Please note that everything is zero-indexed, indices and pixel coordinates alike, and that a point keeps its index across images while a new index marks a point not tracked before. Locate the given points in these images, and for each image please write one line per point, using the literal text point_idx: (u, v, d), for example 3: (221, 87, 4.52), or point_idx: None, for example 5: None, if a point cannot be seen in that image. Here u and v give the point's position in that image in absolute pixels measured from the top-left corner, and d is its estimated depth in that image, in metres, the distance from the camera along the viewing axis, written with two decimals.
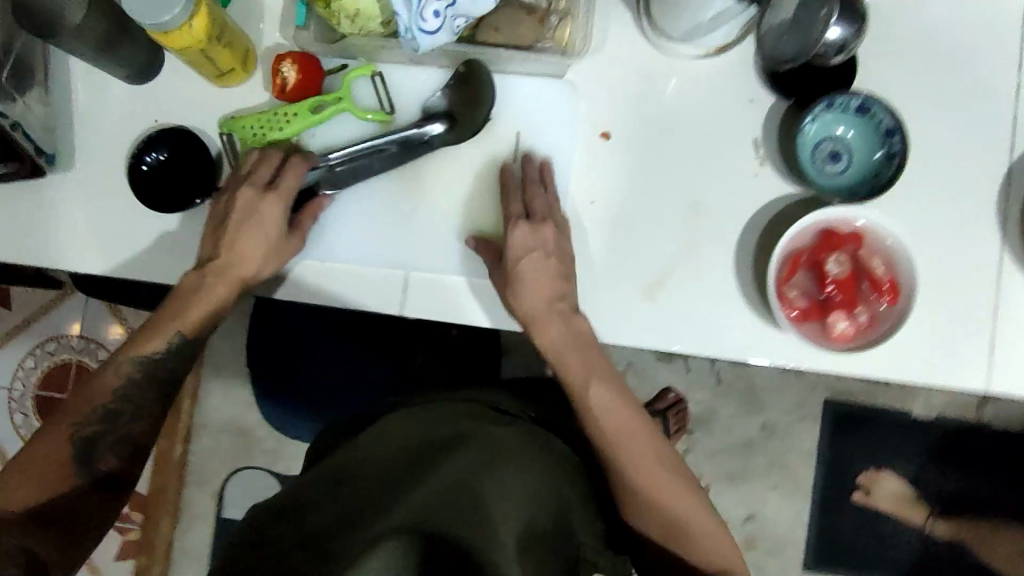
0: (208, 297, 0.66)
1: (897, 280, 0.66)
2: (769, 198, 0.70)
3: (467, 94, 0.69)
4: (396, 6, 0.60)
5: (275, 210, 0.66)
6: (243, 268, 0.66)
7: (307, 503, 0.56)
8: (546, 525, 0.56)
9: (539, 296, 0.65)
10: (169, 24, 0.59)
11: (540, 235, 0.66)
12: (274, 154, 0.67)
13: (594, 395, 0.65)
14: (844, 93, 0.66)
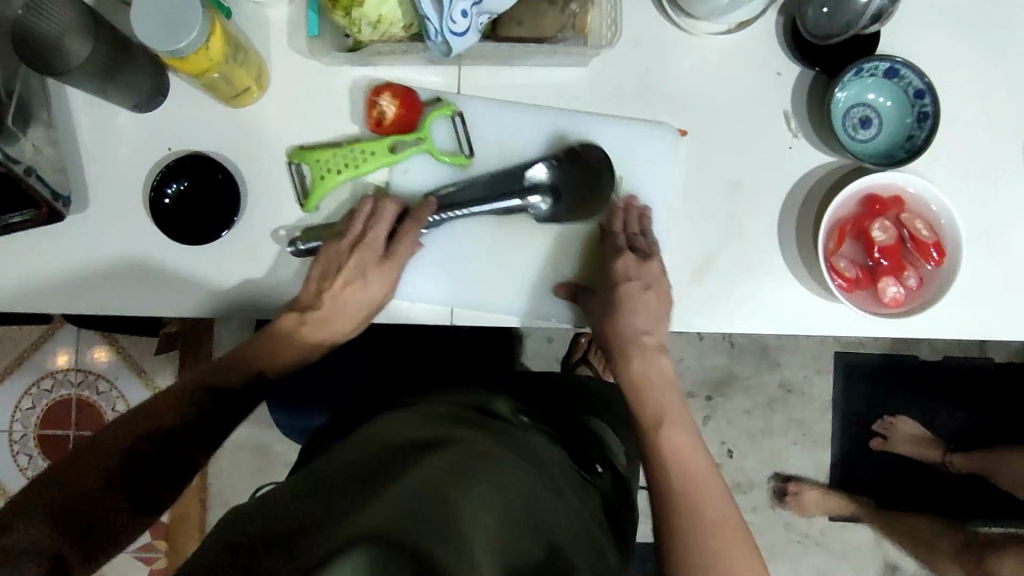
0: (306, 339, 0.69)
1: (942, 241, 0.66)
2: (805, 169, 0.70)
3: (576, 171, 0.68)
4: (425, 10, 0.57)
5: (385, 274, 0.67)
6: (342, 324, 0.69)
7: (274, 510, 0.50)
8: (525, 550, 0.48)
9: (633, 322, 0.67)
10: (185, 49, 0.56)
11: (644, 269, 0.67)
12: (384, 203, 0.67)
13: (665, 437, 0.65)
14: (873, 59, 0.66)
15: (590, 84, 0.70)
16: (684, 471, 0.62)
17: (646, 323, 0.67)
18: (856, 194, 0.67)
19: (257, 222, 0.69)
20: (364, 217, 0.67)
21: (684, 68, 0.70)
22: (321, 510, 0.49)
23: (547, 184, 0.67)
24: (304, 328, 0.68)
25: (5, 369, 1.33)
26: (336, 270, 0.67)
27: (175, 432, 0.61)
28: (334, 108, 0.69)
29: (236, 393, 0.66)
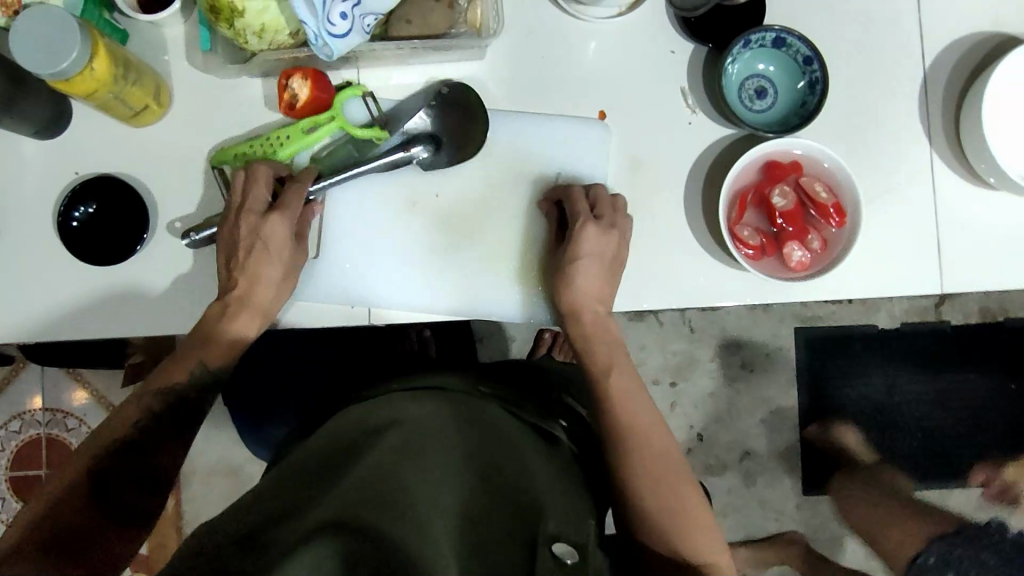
0: (232, 324, 0.65)
1: (841, 202, 0.68)
2: (707, 143, 0.71)
3: (452, 116, 0.69)
4: (301, 14, 0.58)
5: (281, 225, 0.64)
6: (263, 296, 0.65)
7: (235, 508, 0.48)
8: (490, 508, 0.48)
9: (593, 290, 0.66)
10: (69, 70, 0.56)
11: (605, 239, 0.66)
12: (257, 167, 0.65)
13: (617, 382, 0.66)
14: (758, 30, 0.67)
15: (489, 76, 0.71)
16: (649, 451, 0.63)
17: (595, 292, 0.66)
18: (755, 162, 0.68)
19: (170, 239, 0.70)
20: (243, 187, 0.65)
21: (580, 54, 0.71)
22: (282, 506, 0.47)
23: (428, 133, 0.68)
24: (225, 313, 0.65)
25: None
26: (233, 240, 0.64)
27: (131, 445, 0.61)
28: (237, 119, 0.70)
29: (183, 396, 0.64)
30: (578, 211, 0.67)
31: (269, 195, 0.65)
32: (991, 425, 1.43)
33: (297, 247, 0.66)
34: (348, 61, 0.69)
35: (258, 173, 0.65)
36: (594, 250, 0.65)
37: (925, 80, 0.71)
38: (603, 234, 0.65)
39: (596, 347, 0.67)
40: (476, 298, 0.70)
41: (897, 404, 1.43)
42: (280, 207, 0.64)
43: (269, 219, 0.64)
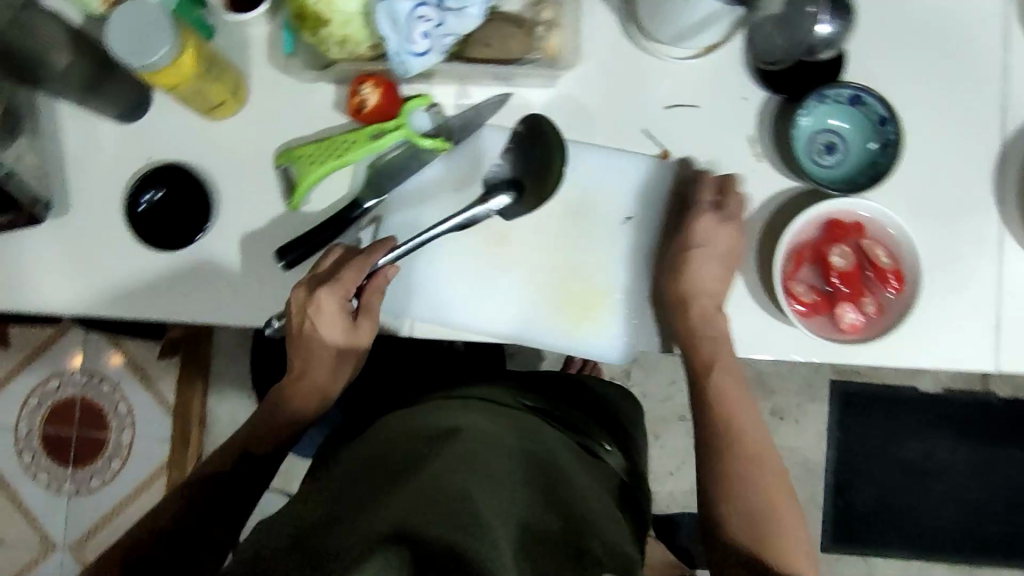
0: (287, 404, 0.71)
1: (901, 267, 0.66)
2: (768, 193, 0.70)
3: (529, 158, 0.68)
4: (385, 33, 0.59)
5: (331, 304, 0.65)
6: (321, 364, 0.70)
7: (305, 510, 0.53)
8: (541, 525, 0.53)
9: (704, 281, 0.67)
10: (157, 64, 0.59)
11: (720, 231, 0.67)
12: (331, 250, 0.68)
13: (716, 381, 0.68)
14: (834, 86, 0.67)
15: (558, 104, 0.71)
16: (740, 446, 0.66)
17: (707, 285, 0.67)
18: (816, 219, 0.67)
19: (230, 231, 0.71)
20: (313, 266, 0.68)
21: (651, 90, 0.71)
22: (353, 507, 0.50)
23: (507, 180, 0.67)
24: (286, 390, 0.71)
25: (14, 367, 1.37)
26: (291, 314, 0.68)
27: (168, 529, 0.64)
28: (307, 121, 0.71)
29: (225, 477, 0.69)
30: (701, 192, 0.68)
31: (330, 270, 0.67)
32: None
33: (354, 327, 0.68)
34: (420, 77, 0.70)
35: (331, 253, 0.68)
36: (706, 239, 0.67)
37: (1003, 152, 0.69)
38: (721, 224, 0.67)
39: (699, 333, 0.67)
40: (525, 321, 0.71)
41: (927, 471, 1.39)
42: (331, 292, 0.65)
43: (320, 298, 0.65)
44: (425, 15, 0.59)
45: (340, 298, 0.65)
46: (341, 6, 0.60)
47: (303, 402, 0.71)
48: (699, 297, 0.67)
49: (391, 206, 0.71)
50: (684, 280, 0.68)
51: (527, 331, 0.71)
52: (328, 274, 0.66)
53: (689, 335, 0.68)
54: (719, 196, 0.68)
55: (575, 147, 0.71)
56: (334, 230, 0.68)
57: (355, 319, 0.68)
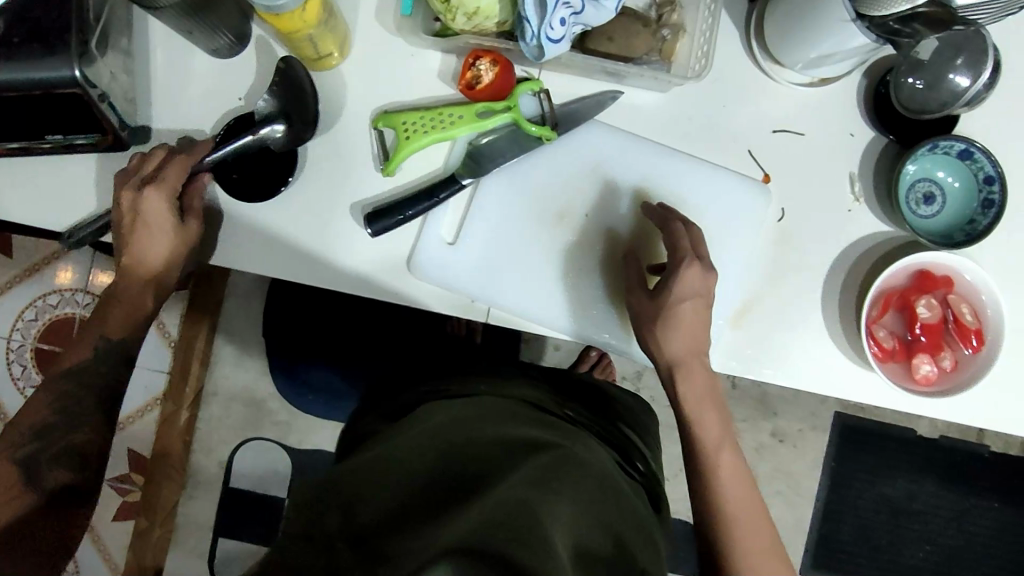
0: (127, 295, 0.68)
1: (983, 328, 0.67)
2: (861, 233, 0.70)
3: (290, 93, 0.65)
4: (527, 13, 0.57)
5: (160, 206, 0.64)
6: (155, 266, 0.67)
7: (353, 496, 0.52)
8: (601, 548, 0.51)
9: (685, 341, 0.64)
10: (281, 7, 0.55)
11: (707, 282, 0.64)
12: (155, 151, 0.65)
13: (725, 457, 0.64)
14: (949, 138, 0.66)
15: (665, 111, 0.69)
16: (740, 499, 0.63)
17: (697, 344, 0.64)
18: (909, 267, 0.67)
19: (312, 187, 0.68)
20: (136, 164, 0.65)
21: (761, 112, 0.70)
22: (407, 508, 0.50)
23: (275, 112, 0.65)
24: (105, 307, 0.68)
25: (10, 278, 1.21)
26: (119, 215, 0.65)
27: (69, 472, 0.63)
28: (408, 86, 0.68)
29: (81, 371, 0.67)
30: (681, 246, 0.64)
31: (154, 169, 0.64)
32: (999, 556, 1.43)
33: (183, 230, 0.65)
34: (533, 62, 0.67)
35: (155, 152, 0.65)
36: (696, 293, 0.63)
37: None
38: (705, 275, 0.63)
39: (697, 398, 0.65)
40: (598, 326, 0.70)
41: (913, 511, 1.43)
42: (155, 193, 0.63)
43: (143, 200, 0.63)
44: (568, 2, 0.57)
45: (171, 197, 0.64)
46: None
47: (124, 318, 0.68)
48: (687, 365, 0.65)
49: (483, 188, 0.69)
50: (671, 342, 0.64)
51: (605, 334, 0.70)
52: (153, 173, 0.64)
53: (688, 402, 0.65)
54: (697, 248, 0.64)
55: (678, 157, 0.69)
56: (421, 206, 0.66)
57: (184, 222, 0.66)
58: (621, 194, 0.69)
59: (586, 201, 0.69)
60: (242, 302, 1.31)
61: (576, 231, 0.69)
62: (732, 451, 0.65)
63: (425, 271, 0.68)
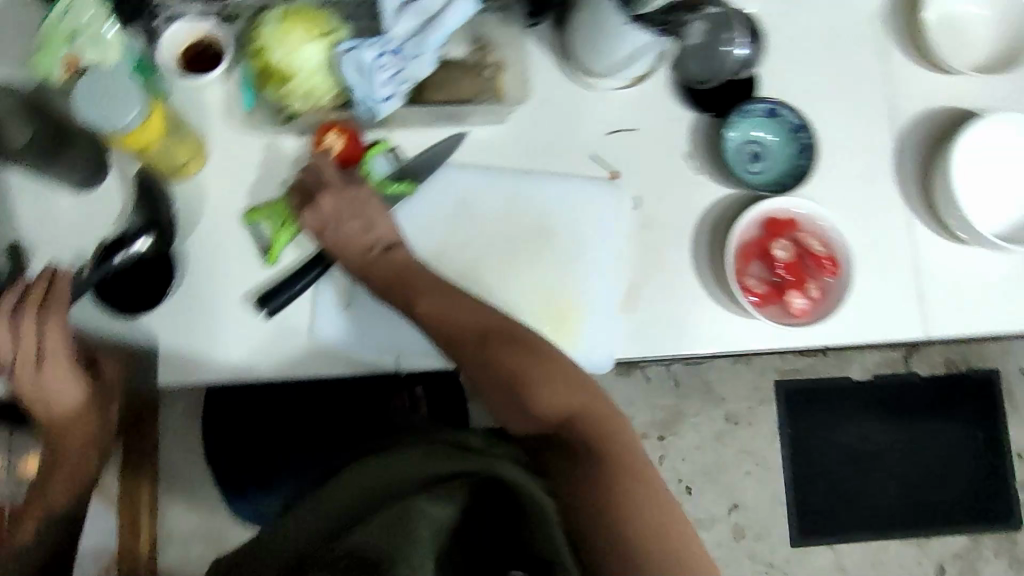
0: (63, 460, 0.73)
1: (834, 254, 0.74)
2: (711, 200, 0.77)
3: (152, 206, 0.70)
4: (352, 81, 0.65)
5: (60, 372, 0.66)
6: (81, 423, 0.71)
7: (276, 539, 0.61)
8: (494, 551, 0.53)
9: (357, 246, 0.69)
10: (127, 127, 0.60)
11: (317, 208, 0.68)
12: (21, 313, 0.63)
13: (423, 305, 0.66)
14: (753, 101, 0.76)
15: (509, 138, 0.76)
16: (460, 327, 0.65)
17: (359, 239, 0.68)
18: (756, 219, 0.74)
19: (199, 288, 0.70)
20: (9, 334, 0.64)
21: (592, 120, 0.77)
22: (313, 542, 0.57)
23: (141, 226, 0.69)
24: (45, 480, 0.73)
25: None
26: (17, 383, 0.66)
27: None
28: (271, 174, 0.73)
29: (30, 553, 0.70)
30: (297, 179, 0.70)
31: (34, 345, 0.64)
32: (960, 471, 1.50)
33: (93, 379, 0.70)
34: (379, 124, 0.73)
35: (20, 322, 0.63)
36: (332, 209, 0.68)
37: (898, 146, 0.80)
38: (339, 186, 0.68)
39: (392, 282, 0.68)
40: None
41: (871, 453, 1.49)
42: (54, 366, 0.66)
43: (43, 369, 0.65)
44: (387, 64, 0.65)
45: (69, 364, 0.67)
46: (305, 59, 0.64)
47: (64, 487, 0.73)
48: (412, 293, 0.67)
49: None
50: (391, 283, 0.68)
51: None
52: (37, 352, 0.65)
53: (384, 296, 0.68)
54: (318, 164, 0.69)
55: (535, 176, 0.76)
56: (308, 277, 0.70)
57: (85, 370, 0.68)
58: (491, 219, 0.75)
59: (462, 236, 0.74)
60: (177, 438, 1.28)
61: (458, 262, 0.74)
62: (429, 295, 0.66)
63: (330, 337, 0.71)
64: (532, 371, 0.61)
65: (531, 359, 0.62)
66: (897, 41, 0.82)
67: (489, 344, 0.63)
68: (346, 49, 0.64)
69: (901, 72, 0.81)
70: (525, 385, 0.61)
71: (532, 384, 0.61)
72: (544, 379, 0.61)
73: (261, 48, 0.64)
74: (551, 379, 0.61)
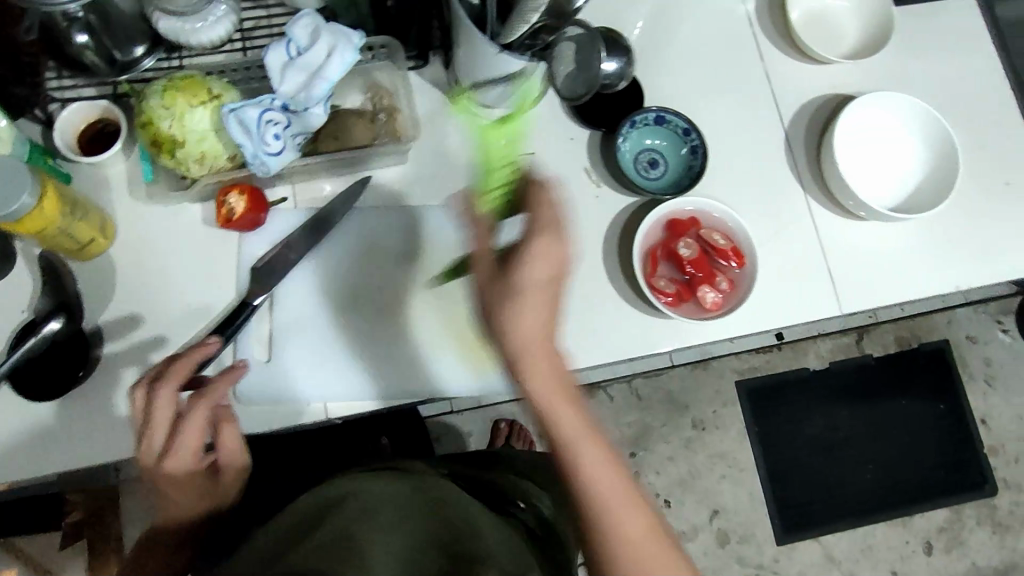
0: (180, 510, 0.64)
1: (737, 245, 0.77)
2: (615, 209, 0.79)
3: (57, 285, 0.69)
4: (239, 140, 0.66)
5: (189, 438, 0.59)
6: (184, 521, 0.66)
7: None
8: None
9: (538, 278, 0.62)
10: (19, 211, 0.61)
11: (538, 248, 0.62)
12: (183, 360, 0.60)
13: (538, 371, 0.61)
14: (640, 111, 0.79)
15: (413, 177, 0.79)
16: (562, 419, 0.60)
17: (540, 287, 0.62)
18: (658, 222, 0.77)
19: (119, 362, 0.71)
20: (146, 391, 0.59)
21: None
22: None
23: (54, 307, 0.68)
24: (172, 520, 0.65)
25: None
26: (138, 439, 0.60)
27: None
28: (181, 241, 0.74)
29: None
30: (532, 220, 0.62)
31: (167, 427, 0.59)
32: (936, 444, 1.43)
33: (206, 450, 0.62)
34: (282, 178, 0.75)
35: (157, 399, 0.58)
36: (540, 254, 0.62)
37: (787, 137, 0.84)
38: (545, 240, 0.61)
39: (523, 326, 0.61)
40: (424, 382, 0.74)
41: (843, 441, 1.42)
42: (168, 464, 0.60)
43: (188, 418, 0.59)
44: (274, 119, 0.67)
45: (192, 458, 0.60)
46: (192, 125, 0.66)
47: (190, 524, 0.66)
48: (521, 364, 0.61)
49: (277, 303, 0.74)
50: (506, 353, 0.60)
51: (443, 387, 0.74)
52: (164, 450, 0.60)
53: (513, 349, 0.61)
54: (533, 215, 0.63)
55: (440, 209, 0.78)
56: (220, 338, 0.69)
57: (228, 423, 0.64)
58: (401, 257, 0.76)
59: (377, 277, 0.76)
60: None
61: (373, 303, 0.75)
62: (549, 362, 0.62)
63: (252, 394, 0.72)
64: (617, 509, 0.59)
65: (607, 461, 0.60)
66: (769, 42, 0.86)
67: (580, 444, 0.60)
68: (229, 110, 0.65)
69: (778, 68, 0.86)
70: (593, 502, 0.59)
71: (601, 497, 0.59)
72: (614, 500, 0.59)
73: (148, 120, 0.65)
74: (621, 491, 0.59)
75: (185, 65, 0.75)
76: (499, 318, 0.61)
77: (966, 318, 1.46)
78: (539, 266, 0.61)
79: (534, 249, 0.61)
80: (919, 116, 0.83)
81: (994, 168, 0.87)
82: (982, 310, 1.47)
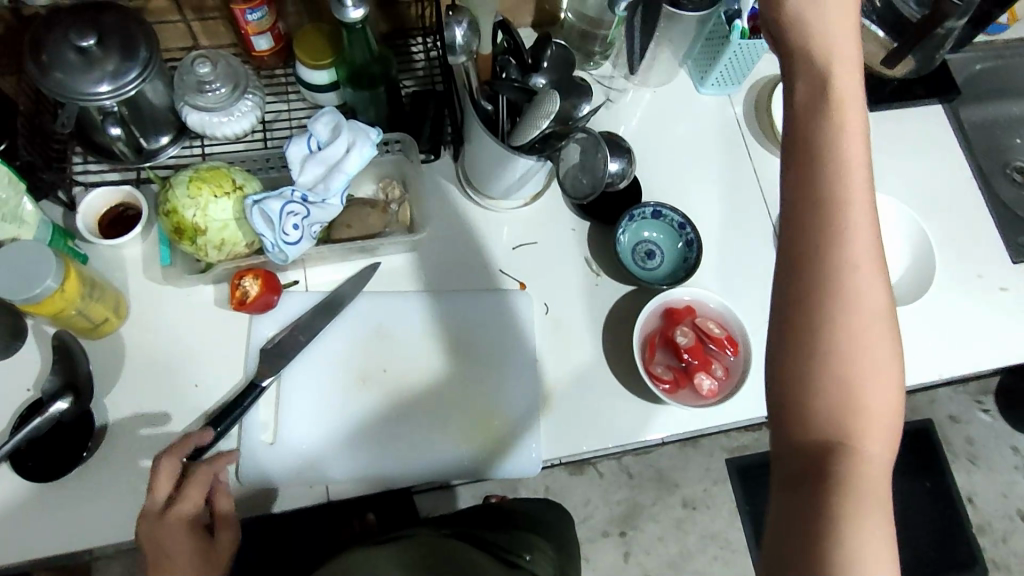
0: None
1: (732, 334, 0.80)
2: (614, 297, 0.83)
3: (64, 361, 0.69)
4: (260, 229, 0.69)
5: (193, 497, 0.61)
6: None
7: None
8: None
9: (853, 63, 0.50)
10: (40, 294, 0.62)
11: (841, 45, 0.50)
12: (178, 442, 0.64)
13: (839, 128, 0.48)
14: (638, 206, 0.83)
15: (421, 263, 0.82)
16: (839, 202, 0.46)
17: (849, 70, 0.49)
18: (655, 311, 0.80)
19: (121, 441, 0.70)
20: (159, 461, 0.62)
21: (496, 237, 0.84)
22: None
23: (60, 386, 0.68)
24: None
25: None
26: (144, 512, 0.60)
27: None
28: (191, 322, 0.75)
29: None
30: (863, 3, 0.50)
31: (170, 494, 0.61)
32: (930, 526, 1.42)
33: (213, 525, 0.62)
34: (295, 263, 0.79)
35: (160, 468, 0.61)
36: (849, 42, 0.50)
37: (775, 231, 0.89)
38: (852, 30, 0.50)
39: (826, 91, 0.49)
40: (418, 438, 0.75)
41: None
42: (161, 531, 0.59)
43: (194, 478, 0.62)
44: (294, 210, 0.70)
45: (188, 526, 0.60)
46: (214, 215, 0.68)
47: None
48: (851, 169, 0.46)
49: (284, 383, 0.75)
50: (815, 138, 0.48)
51: (446, 455, 0.75)
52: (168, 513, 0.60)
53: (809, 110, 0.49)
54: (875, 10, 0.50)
55: (445, 296, 0.81)
56: (233, 417, 0.69)
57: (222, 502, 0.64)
58: (406, 336, 0.79)
59: (378, 357, 0.77)
60: None
61: (375, 383, 0.77)
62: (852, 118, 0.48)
63: (252, 473, 0.72)
64: (850, 354, 0.44)
65: (874, 328, 0.44)
66: (755, 141, 0.93)
67: (847, 311, 0.44)
68: (253, 202, 0.69)
69: (765, 168, 0.92)
70: (835, 357, 0.44)
71: (846, 357, 0.44)
72: (863, 361, 0.44)
73: (172, 208, 0.68)
74: (877, 354, 0.44)
75: (206, 152, 0.79)
76: (823, 114, 0.48)
77: (947, 397, 1.50)
78: (848, 50, 0.50)
79: (841, 38, 0.50)
80: (911, 225, 0.90)
81: (965, 262, 0.92)
82: (960, 390, 1.51)
